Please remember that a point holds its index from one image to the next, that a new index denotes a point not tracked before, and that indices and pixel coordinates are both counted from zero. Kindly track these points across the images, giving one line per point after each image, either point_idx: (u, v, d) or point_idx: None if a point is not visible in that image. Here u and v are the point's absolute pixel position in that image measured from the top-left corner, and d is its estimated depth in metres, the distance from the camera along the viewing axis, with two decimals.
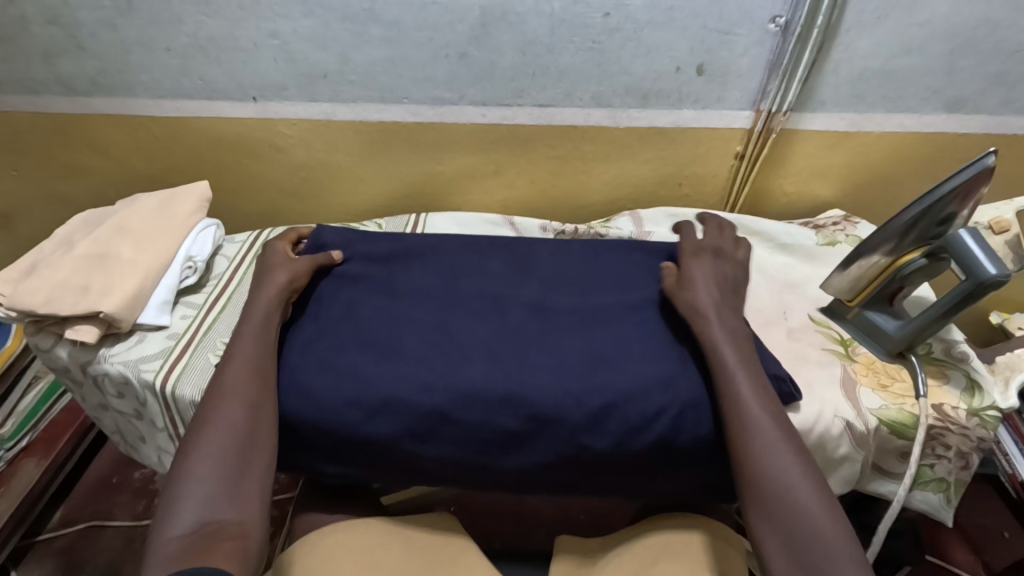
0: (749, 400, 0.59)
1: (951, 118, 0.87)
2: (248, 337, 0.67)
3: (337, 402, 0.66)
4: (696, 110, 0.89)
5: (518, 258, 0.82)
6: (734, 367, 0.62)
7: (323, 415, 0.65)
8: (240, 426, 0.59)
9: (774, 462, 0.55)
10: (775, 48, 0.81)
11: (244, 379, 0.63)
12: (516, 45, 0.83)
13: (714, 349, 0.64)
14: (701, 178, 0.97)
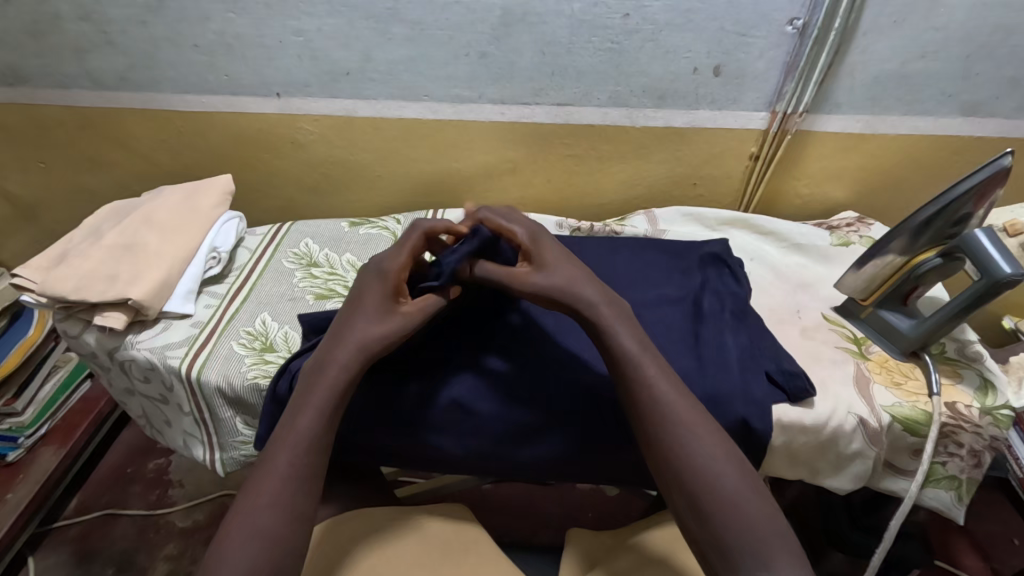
0: (659, 386, 0.55)
1: (965, 121, 0.87)
2: (287, 444, 0.55)
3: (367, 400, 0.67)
4: (711, 112, 0.90)
5: None
6: (634, 350, 0.57)
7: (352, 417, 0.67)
8: (268, 535, 0.50)
9: (699, 445, 0.53)
10: (791, 50, 0.82)
11: (286, 476, 0.53)
12: (536, 45, 0.85)
13: (604, 328, 0.59)
14: (715, 178, 0.98)
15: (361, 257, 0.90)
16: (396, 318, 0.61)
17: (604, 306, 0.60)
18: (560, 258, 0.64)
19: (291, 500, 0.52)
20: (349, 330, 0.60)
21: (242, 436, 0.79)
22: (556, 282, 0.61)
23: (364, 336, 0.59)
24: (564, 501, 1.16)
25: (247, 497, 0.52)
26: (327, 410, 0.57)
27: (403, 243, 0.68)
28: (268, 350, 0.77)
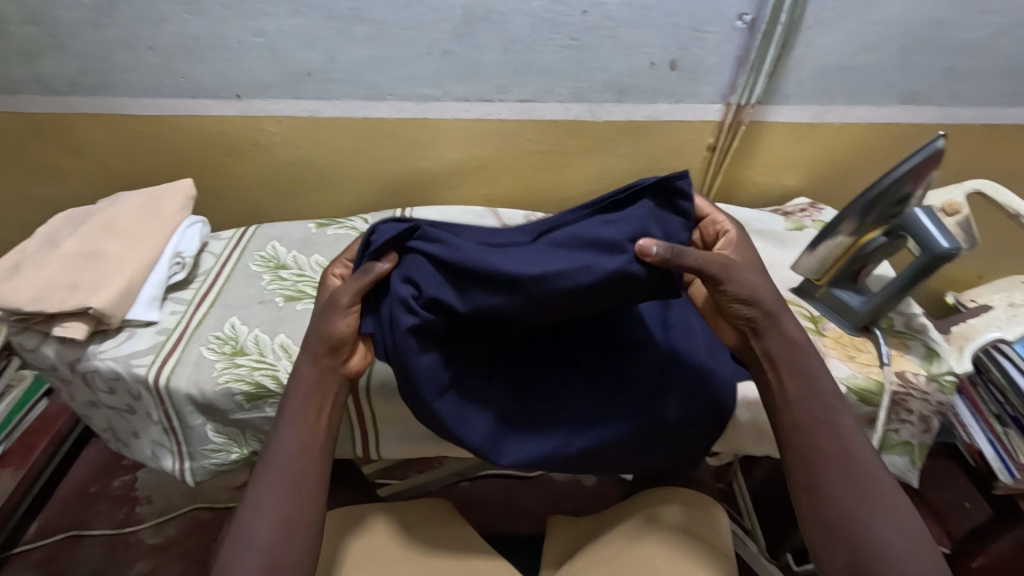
0: (874, 469, 0.57)
1: (905, 110, 0.93)
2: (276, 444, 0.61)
3: (432, 292, 0.58)
4: (670, 105, 0.93)
5: None
6: (831, 394, 0.59)
7: (415, 296, 0.58)
8: (271, 544, 0.56)
9: (867, 508, 0.55)
10: (742, 44, 0.86)
11: (279, 490, 0.59)
12: (499, 43, 0.86)
13: (801, 365, 0.59)
14: (676, 171, 1.01)
15: (331, 257, 0.90)
16: (354, 280, 0.61)
17: (806, 350, 0.60)
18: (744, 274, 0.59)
19: (287, 505, 0.58)
20: (317, 321, 0.63)
21: (213, 443, 0.78)
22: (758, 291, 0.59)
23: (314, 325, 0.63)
24: (544, 493, 1.18)
25: (251, 497, 0.59)
26: (308, 414, 0.62)
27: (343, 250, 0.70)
28: (238, 354, 0.76)
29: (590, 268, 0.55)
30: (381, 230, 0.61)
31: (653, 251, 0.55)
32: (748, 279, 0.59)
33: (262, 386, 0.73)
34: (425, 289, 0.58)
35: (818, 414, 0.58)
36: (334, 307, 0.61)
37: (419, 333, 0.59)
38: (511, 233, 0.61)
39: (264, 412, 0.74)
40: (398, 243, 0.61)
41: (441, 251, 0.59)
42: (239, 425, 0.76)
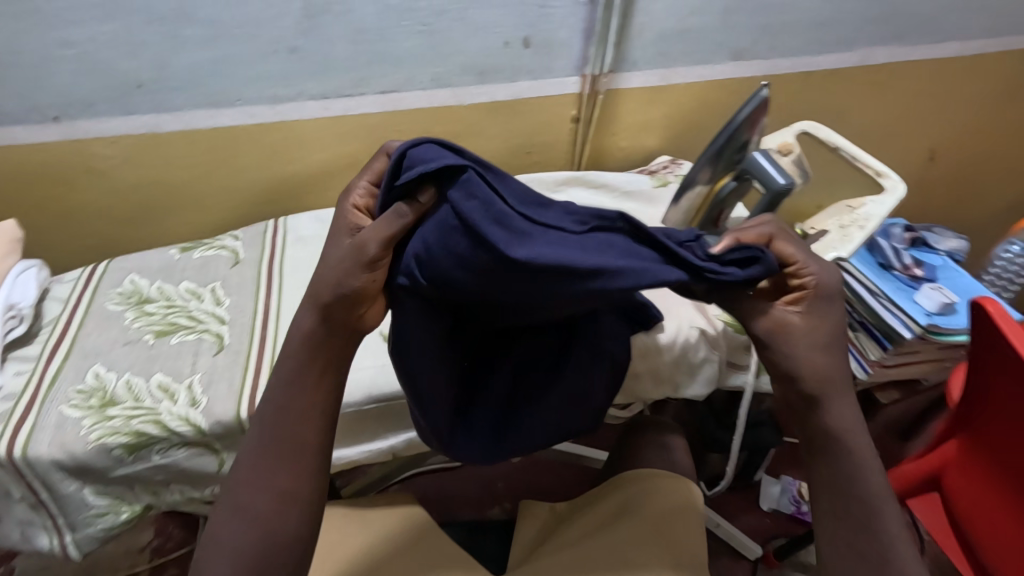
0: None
1: (736, 65, 1.02)
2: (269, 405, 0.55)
3: (438, 262, 0.50)
4: (530, 81, 0.96)
5: None
6: (876, 494, 0.53)
7: (426, 253, 0.50)
8: (262, 514, 0.52)
9: None
10: (586, 17, 0.90)
11: (274, 457, 0.53)
12: (348, 35, 0.83)
13: (844, 455, 0.54)
14: (546, 146, 1.05)
15: (202, 282, 0.82)
16: (380, 221, 0.51)
17: (856, 438, 0.54)
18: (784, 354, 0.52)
19: (281, 477, 0.53)
20: (331, 264, 0.53)
21: (95, 508, 0.70)
22: (807, 366, 0.52)
23: (333, 271, 0.52)
24: (475, 478, 1.19)
25: (242, 466, 0.54)
26: (308, 369, 0.54)
27: (366, 168, 0.57)
28: (109, 405, 0.68)
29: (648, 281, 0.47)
30: (414, 153, 0.49)
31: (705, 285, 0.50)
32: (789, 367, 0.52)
33: (144, 433, 0.67)
34: (431, 259, 0.50)
35: (857, 517, 0.53)
36: (354, 257, 0.51)
37: (417, 297, 0.53)
38: (564, 217, 0.49)
39: (151, 461, 0.68)
40: (438, 179, 0.49)
41: (467, 214, 0.47)
42: (124, 482, 0.69)
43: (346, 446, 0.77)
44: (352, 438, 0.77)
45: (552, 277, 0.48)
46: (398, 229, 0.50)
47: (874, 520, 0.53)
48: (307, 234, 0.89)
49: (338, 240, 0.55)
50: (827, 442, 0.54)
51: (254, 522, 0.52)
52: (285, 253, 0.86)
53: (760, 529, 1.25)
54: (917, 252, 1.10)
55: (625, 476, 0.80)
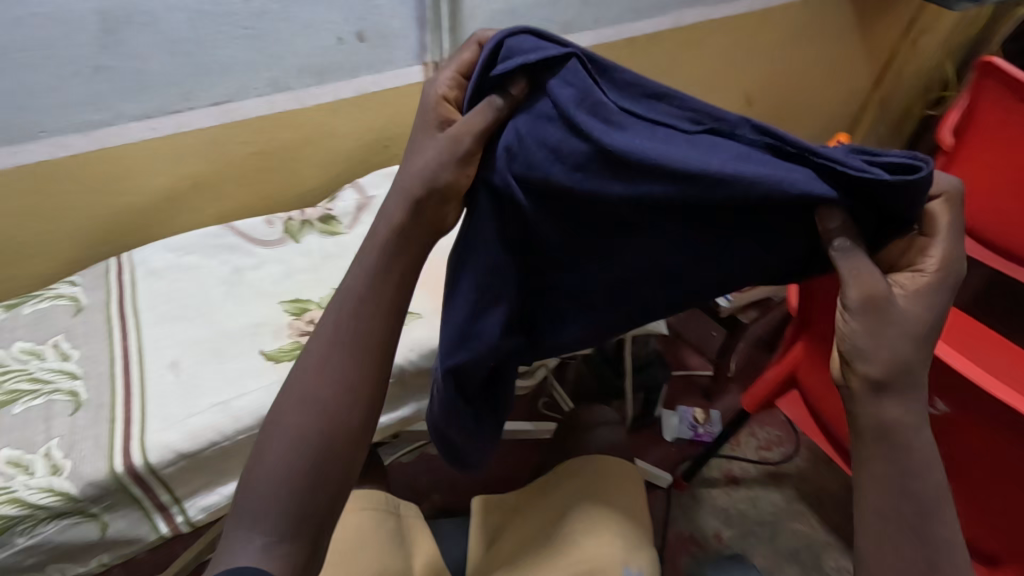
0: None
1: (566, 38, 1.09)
2: (343, 304, 0.53)
3: (522, 156, 0.50)
4: (372, 75, 0.95)
5: (279, 271, 0.84)
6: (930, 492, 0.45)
7: (518, 143, 0.50)
8: (325, 405, 0.50)
9: None
10: (415, 5, 0.91)
11: (348, 350, 0.52)
12: (161, 46, 0.77)
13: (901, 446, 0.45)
14: (402, 137, 1.05)
15: (40, 338, 0.73)
16: (474, 112, 0.51)
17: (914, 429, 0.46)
18: (867, 330, 0.45)
19: (352, 374, 0.52)
20: (429, 151, 0.52)
21: None
22: (890, 355, 0.45)
23: (424, 163, 0.52)
24: (399, 478, 1.19)
25: (315, 352, 0.52)
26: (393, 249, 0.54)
27: (454, 56, 0.55)
28: None
29: (776, 180, 0.45)
30: (514, 42, 0.50)
31: (835, 223, 0.46)
32: (865, 354, 0.45)
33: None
34: (523, 151, 0.50)
35: (910, 516, 0.45)
36: (451, 149, 0.51)
37: (495, 200, 0.52)
38: (670, 117, 0.49)
39: (14, 546, 0.61)
40: (533, 72, 0.50)
41: (562, 100, 0.48)
42: None
43: None
44: None
45: (642, 171, 0.47)
46: (491, 120, 0.51)
47: (928, 523, 0.45)
48: (158, 266, 0.82)
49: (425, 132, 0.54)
50: (883, 441, 0.46)
51: (321, 411, 0.50)
52: (135, 289, 0.79)
53: (667, 458, 1.37)
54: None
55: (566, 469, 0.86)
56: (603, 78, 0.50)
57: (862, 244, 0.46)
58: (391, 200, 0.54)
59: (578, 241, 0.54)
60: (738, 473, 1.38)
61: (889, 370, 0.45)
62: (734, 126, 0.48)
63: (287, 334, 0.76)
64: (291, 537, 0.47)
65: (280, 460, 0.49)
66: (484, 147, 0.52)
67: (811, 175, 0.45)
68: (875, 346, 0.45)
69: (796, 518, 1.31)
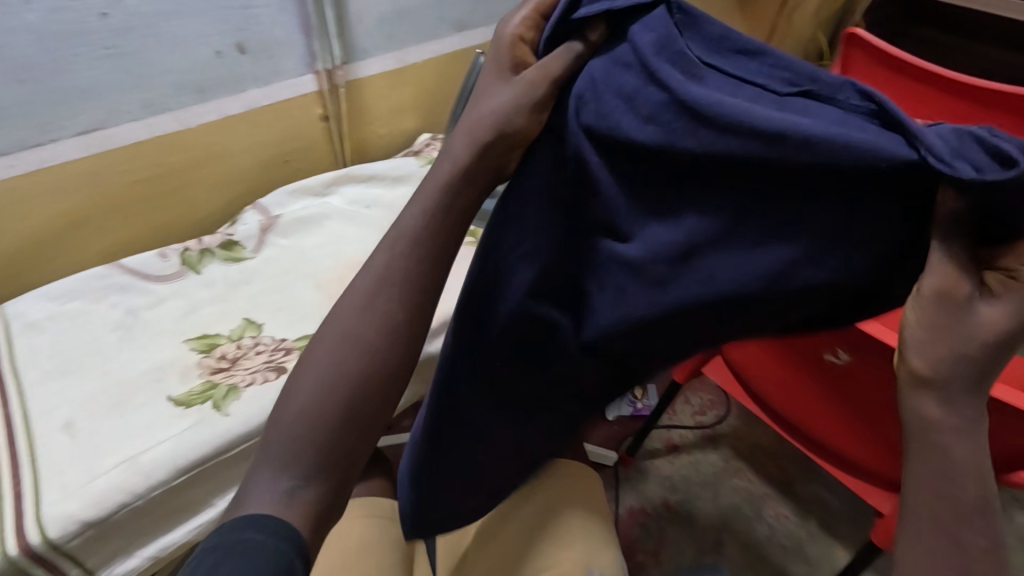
0: None
1: (462, 36, 1.08)
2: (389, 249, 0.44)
3: (596, 106, 0.44)
4: (260, 89, 0.90)
5: (182, 307, 0.78)
6: (963, 508, 0.38)
7: (591, 89, 0.44)
8: (370, 353, 0.42)
9: None
10: (297, 12, 0.87)
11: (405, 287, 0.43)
12: (7, 74, 0.69)
13: (933, 451, 0.38)
14: (303, 151, 1.00)
15: None
16: (551, 56, 0.45)
17: (954, 440, 0.38)
18: (930, 322, 0.38)
19: (402, 320, 0.43)
20: (500, 89, 0.45)
21: None
22: (947, 360, 0.37)
23: (497, 104, 0.44)
24: None
25: (359, 292, 0.44)
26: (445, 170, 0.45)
27: None
28: None
29: (870, 145, 0.36)
30: None
31: (955, 203, 0.36)
32: (912, 342, 0.39)
33: None
34: (594, 97, 0.44)
35: (929, 526, 0.38)
36: (526, 87, 0.44)
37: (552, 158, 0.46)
38: (764, 75, 0.42)
39: None
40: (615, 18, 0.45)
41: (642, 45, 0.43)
42: None
43: (168, 531, 0.66)
44: (171, 522, 0.66)
45: (724, 122, 0.40)
46: (569, 67, 0.45)
47: (956, 539, 0.37)
48: (39, 318, 0.74)
49: (493, 64, 0.46)
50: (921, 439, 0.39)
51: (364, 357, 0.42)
52: (12, 348, 0.71)
53: (612, 438, 1.41)
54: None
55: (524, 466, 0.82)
56: (691, 30, 0.43)
57: (952, 235, 0.37)
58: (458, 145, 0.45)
59: (639, 217, 0.44)
60: (677, 440, 1.45)
61: (938, 369, 0.38)
62: (836, 87, 0.39)
63: (196, 375, 0.71)
64: (321, 483, 0.39)
65: (310, 404, 0.40)
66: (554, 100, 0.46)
67: (902, 143, 0.36)
68: (932, 340, 0.38)
69: (735, 475, 1.39)
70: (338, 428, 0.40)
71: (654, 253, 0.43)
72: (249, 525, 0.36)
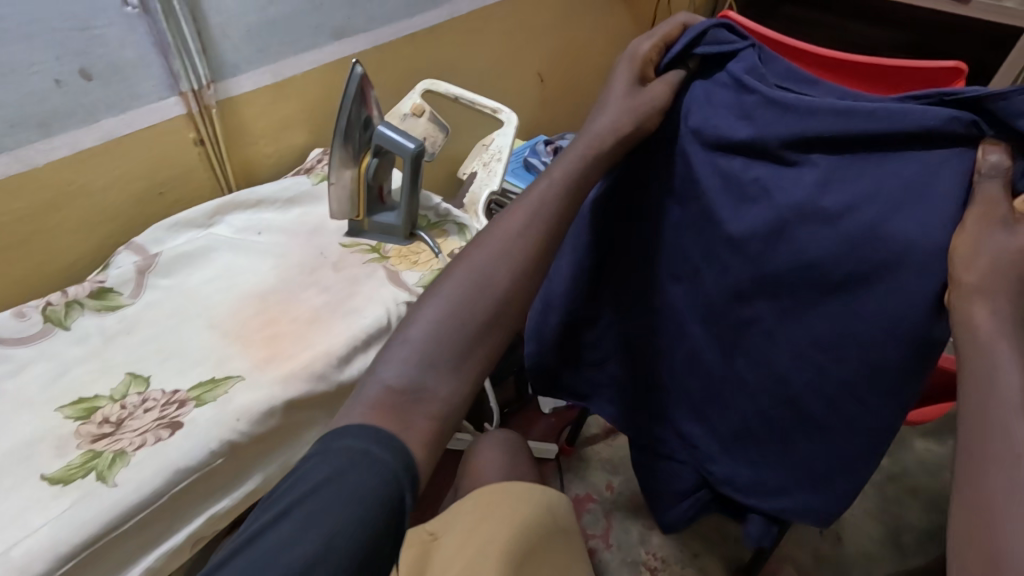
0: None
1: (342, 43, 1.03)
2: (554, 181, 0.55)
3: (701, 117, 0.63)
4: (117, 117, 0.81)
5: (52, 370, 0.69)
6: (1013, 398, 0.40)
7: (701, 100, 0.64)
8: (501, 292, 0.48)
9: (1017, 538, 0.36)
10: (149, 31, 0.79)
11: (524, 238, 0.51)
12: None
13: (981, 347, 0.43)
14: (180, 179, 0.91)
15: None
16: (668, 77, 0.64)
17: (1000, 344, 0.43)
18: (962, 240, 0.48)
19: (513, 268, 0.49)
20: (623, 86, 0.61)
21: None
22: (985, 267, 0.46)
23: (623, 93, 0.61)
24: None
25: (507, 222, 0.51)
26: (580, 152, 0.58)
27: (659, 28, 0.65)
28: None
29: (910, 114, 0.52)
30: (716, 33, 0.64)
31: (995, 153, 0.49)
32: (958, 262, 0.48)
33: None
34: (702, 113, 0.63)
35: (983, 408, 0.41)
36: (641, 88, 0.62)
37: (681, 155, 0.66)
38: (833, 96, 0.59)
39: None
40: (716, 60, 0.64)
41: (736, 71, 0.62)
42: None
43: None
44: None
45: (802, 113, 0.57)
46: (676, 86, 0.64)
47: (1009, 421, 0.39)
48: None
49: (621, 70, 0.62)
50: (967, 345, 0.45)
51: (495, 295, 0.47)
52: None
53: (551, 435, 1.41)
54: (521, 174, 1.43)
55: (482, 491, 0.87)
56: (774, 65, 0.63)
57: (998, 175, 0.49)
58: (598, 120, 0.60)
59: (736, 201, 0.62)
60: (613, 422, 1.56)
61: (985, 276, 0.45)
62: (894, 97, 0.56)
63: (74, 446, 0.63)
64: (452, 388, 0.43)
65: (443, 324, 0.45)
66: (672, 105, 0.65)
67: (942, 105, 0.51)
68: (972, 253, 0.47)
69: None
70: (488, 334, 0.46)
71: (752, 228, 0.61)
72: (349, 434, 0.39)
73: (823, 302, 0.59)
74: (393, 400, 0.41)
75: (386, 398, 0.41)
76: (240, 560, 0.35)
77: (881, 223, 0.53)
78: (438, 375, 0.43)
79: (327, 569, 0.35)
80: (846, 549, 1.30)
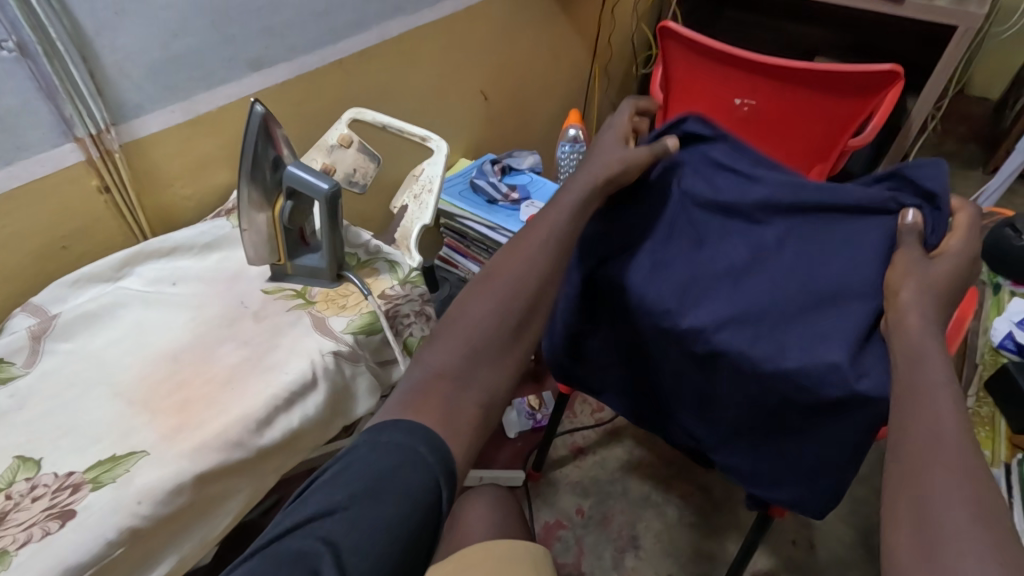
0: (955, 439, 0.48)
1: (261, 75, 0.98)
2: (561, 210, 0.65)
3: (686, 176, 0.75)
4: (3, 170, 0.74)
5: None
6: (935, 379, 0.52)
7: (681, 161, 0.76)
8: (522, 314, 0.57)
9: (937, 473, 0.46)
10: (32, 75, 0.72)
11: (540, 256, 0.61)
12: None
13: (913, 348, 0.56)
14: (84, 230, 0.85)
15: None
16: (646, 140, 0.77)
17: (930, 345, 0.55)
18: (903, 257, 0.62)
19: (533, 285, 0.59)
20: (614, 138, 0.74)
21: None
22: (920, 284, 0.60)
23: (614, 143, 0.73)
24: None
25: (530, 243, 0.62)
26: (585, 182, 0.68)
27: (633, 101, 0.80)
28: None
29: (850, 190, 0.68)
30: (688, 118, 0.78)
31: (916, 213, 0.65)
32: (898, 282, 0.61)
33: None
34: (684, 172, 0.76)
35: (912, 388, 0.53)
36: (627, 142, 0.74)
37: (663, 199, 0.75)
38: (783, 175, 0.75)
39: None
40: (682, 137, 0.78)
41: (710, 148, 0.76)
42: None
43: None
44: None
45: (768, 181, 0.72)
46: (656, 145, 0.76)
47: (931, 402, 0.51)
48: None
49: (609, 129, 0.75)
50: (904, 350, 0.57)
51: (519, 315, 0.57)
52: None
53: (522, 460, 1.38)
54: (468, 196, 1.39)
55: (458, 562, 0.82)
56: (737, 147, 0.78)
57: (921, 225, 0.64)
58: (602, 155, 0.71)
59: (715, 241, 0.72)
60: (581, 442, 1.52)
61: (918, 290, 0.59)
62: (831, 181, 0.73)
63: None
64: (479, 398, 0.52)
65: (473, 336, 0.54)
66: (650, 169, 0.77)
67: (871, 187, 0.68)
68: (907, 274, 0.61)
69: (633, 471, 1.46)
70: (507, 347, 0.56)
71: (727, 263, 0.70)
72: (394, 427, 0.47)
73: (790, 329, 0.66)
74: (441, 382, 0.51)
75: (434, 381, 0.51)
76: (301, 530, 0.42)
77: (833, 266, 0.66)
78: (478, 373, 0.53)
79: (386, 539, 0.42)
80: (819, 555, 1.28)
